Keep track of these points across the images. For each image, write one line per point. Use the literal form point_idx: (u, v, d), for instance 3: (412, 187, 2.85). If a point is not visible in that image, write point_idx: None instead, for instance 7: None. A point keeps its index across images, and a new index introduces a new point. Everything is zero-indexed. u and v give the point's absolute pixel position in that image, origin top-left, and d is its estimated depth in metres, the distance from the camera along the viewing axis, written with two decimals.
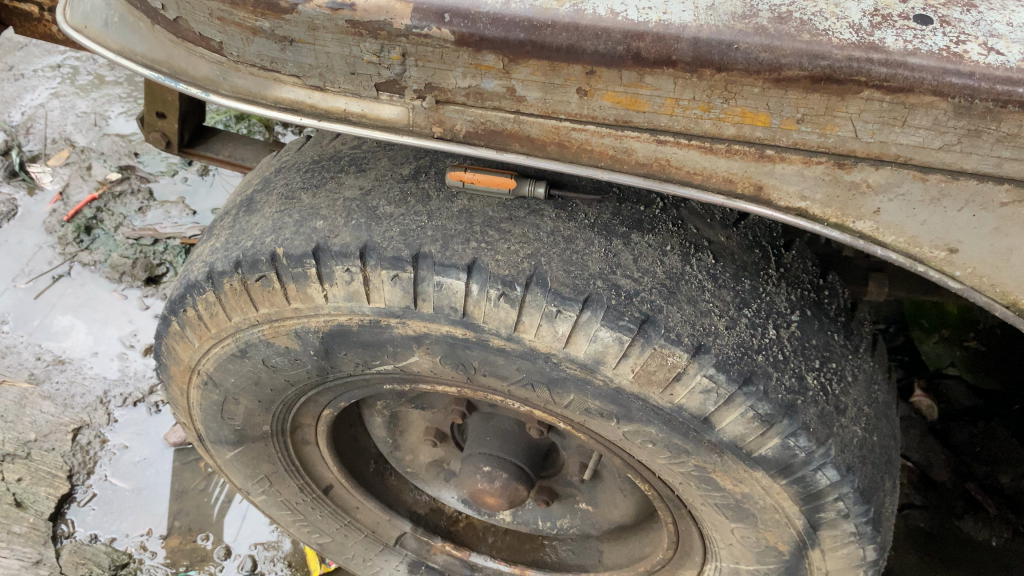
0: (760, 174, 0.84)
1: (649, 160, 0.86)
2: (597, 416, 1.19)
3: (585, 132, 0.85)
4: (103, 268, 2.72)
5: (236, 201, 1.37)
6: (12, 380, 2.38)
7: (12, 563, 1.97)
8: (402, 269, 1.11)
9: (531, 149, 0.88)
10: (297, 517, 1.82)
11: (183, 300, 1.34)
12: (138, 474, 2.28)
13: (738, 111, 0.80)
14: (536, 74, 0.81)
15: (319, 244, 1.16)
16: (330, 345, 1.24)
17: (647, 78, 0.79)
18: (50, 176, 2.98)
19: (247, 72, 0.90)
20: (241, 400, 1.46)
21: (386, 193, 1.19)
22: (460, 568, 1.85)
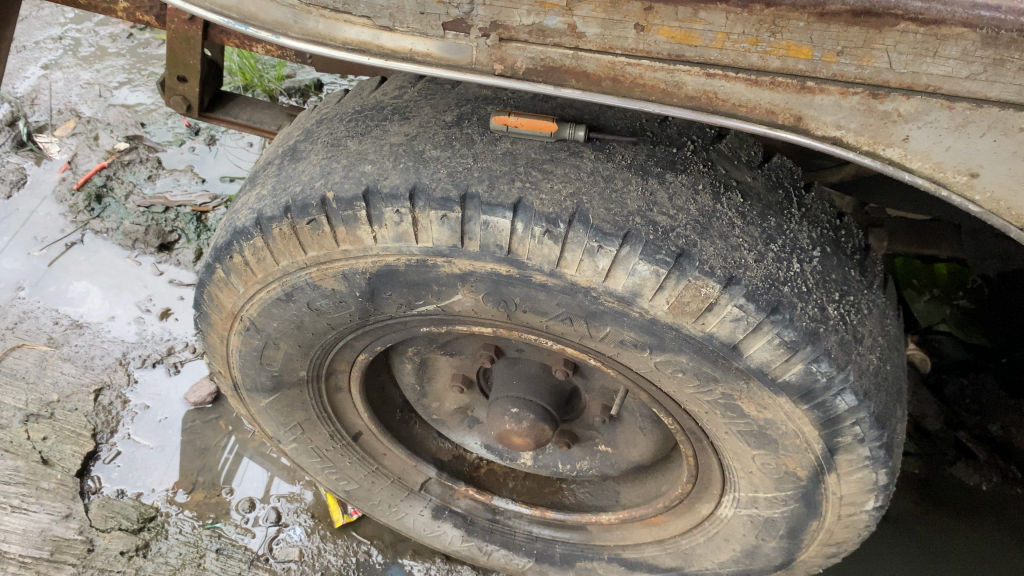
0: (800, 105, 0.92)
1: (697, 93, 0.93)
2: (630, 347, 1.26)
3: (640, 67, 0.92)
4: (116, 236, 2.75)
5: (279, 151, 1.43)
6: (32, 343, 2.44)
7: (43, 517, 2.06)
8: (450, 209, 1.18)
9: (587, 85, 0.95)
10: (327, 464, 1.89)
11: (230, 246, 1.40)
12: (161, 433, 2.34)
13: (783, 45, 0.87)
14: (597, 11, 0.88)
15: (369, 187, 1.22)
16: (376, 286, 1.31)
17: (701, 14, 0.86)
18: (57, 145, 3.01)
19: (318, 14, 0.97)
20: (281, 345, 1.53)
21: (431, 138, 1.24)
22: (482, 512, 1.94)
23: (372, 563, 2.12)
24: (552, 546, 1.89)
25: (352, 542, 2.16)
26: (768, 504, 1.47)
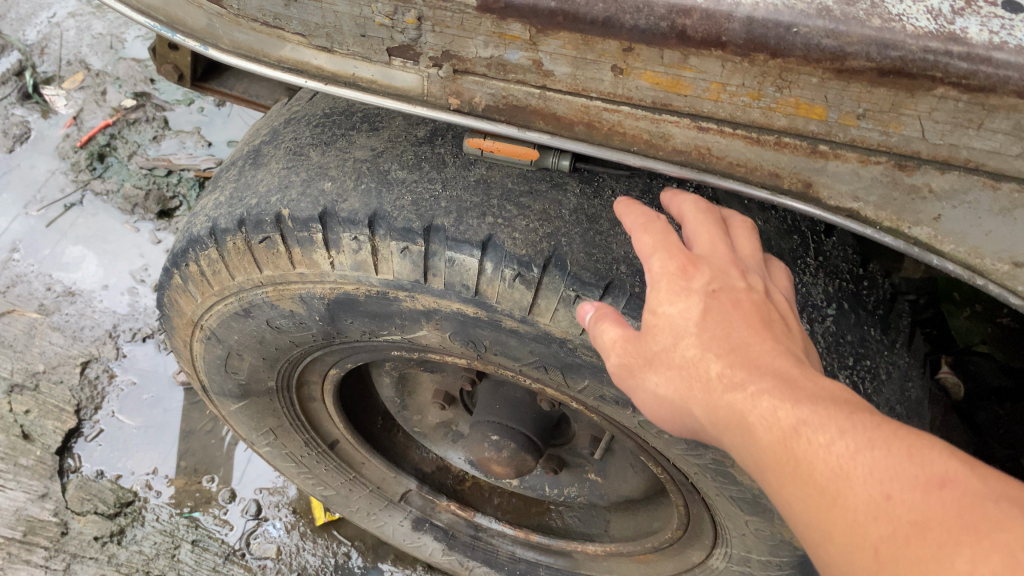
0: (810, 171, 0.76)
1: (687, 148, 0.77)
2: (612, 403, 1.12)
3: (619, 113, 0.76)
4: (116, 199, 2.66)
5: (243, 151, 1.30)
6: (22, 310, 2.37)
7: (19, 495, 2.00)
8: (412, 241, 1.04)
9: (556, 128, 0.79)
10: (302, 469, 1.79)
11: (186, 254, 1.28)
12: (146, 412, 2.27)
13: (791, 102, 0.71)
14: (566, 48, 0.72)
15: (326, 209, 1.09)
16: (336, 312, 1.18)
17: (691, 59, 0.70)
18: (63, 99, 2.93)
19: (248, 27, 0.82)
20: (245, 356, 1.41)
21: (399, 156, 1.10)
22: (465, 527, 1.83)
23: (352, 566, 2.05)
24: (537, 569, 1.77)
25: (332, 542, 2.08)
26: (761, 566, 1.34)
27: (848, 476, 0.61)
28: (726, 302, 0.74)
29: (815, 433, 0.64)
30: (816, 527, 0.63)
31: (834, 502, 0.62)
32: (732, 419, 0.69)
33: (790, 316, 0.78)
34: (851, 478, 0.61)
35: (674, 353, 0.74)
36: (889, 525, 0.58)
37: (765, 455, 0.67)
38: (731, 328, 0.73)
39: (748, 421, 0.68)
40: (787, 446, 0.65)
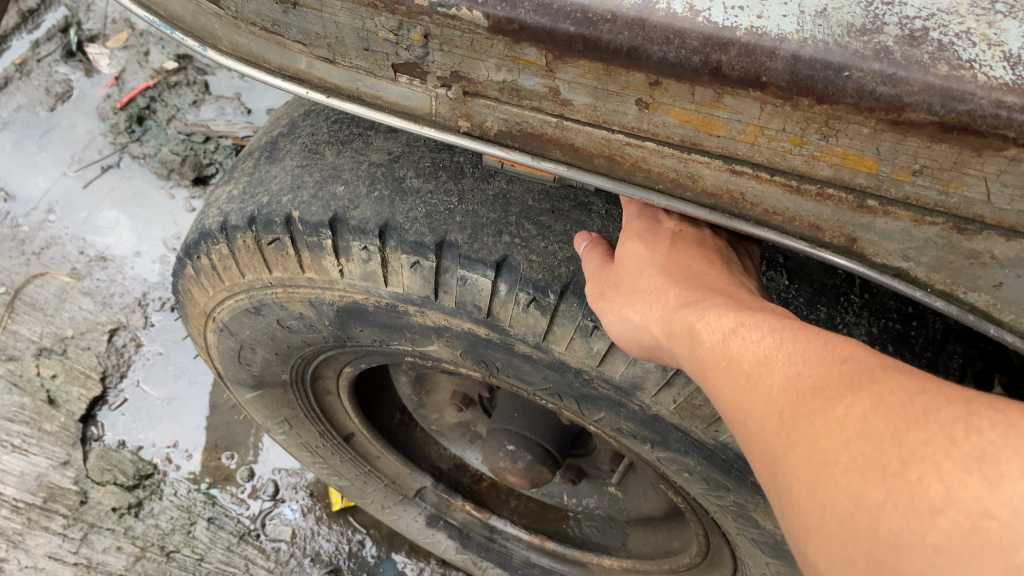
0: (856, 226, 0.67)
1: (718, 191, 0.69)
2: (630, 436, 1.06)
3: (642, 149, 0.68)
4: (153, 163, 2.64)
5: (261, 141, 1.24)
6: (55, 273, 2.38)
7: (42, 461, 2.01)
8: (423, 256, 0.98)
9: (574, 159, 0.72)
10: (317, 459, 1.76)
11: (198, 246, 1.23)
12: (170, 383, 2.29)
13: (838, 152, 0.62)
14: (586, 77, 0.65)
15: (337, 214, 1.03)
16: (346, 319, 1.13)
17: (725, 98, 0.62)
18: (106, 59, 2.91)
19: (247, 30, 0.75)
20: (257, 350, 1.37)
21: (416, 163, 1.03)
22: (479, 528, 1.80)
23: (366, 555, 2.04)
24: None
25: (347, 529, 2.08)
26: None
27: (770, 363, 0.66)
28: (691, 247, 0.86)
29: (748, 333, 0.70)
30: (737, 410, 0.67)
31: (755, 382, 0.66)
32: (686, 333, 0.77)
33: (759, 278, 0.89)
34: (771, 361, 0.66)
35: (642, 282, 0.85)
36: (794, 393, 0.62)
37: (704, 358, 0.73)
38: (698, 271, 0.84)
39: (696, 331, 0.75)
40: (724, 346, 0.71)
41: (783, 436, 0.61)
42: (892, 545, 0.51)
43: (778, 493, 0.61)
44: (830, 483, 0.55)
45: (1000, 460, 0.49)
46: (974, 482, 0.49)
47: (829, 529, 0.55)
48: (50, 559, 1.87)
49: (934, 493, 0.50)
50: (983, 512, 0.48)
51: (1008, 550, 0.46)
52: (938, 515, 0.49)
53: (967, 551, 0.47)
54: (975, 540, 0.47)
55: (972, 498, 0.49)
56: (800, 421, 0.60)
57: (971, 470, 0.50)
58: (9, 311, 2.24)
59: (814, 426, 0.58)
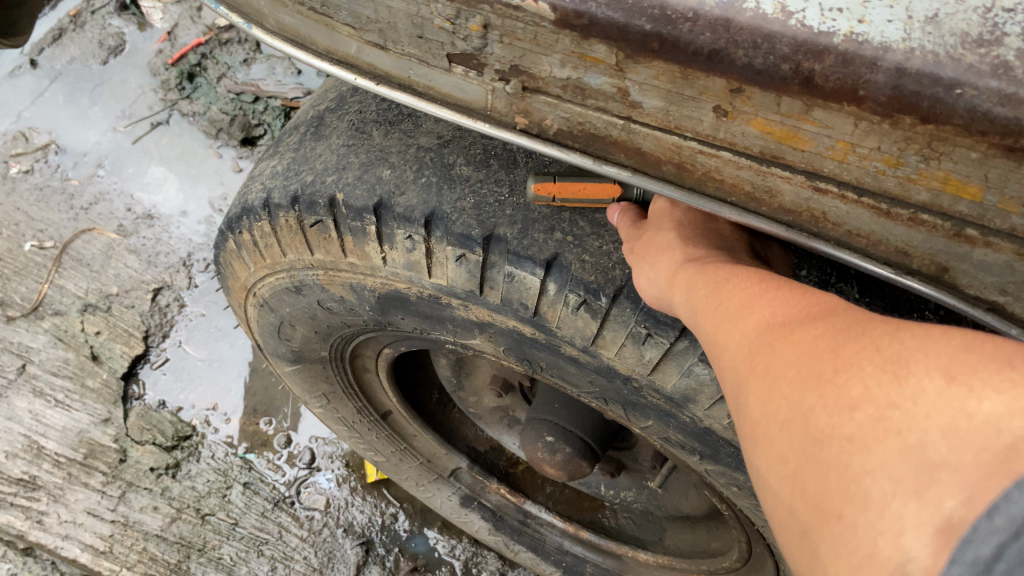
0: (949, 255, 0.61)
1: (797, 209, 0.63)
2: (678, 446, 1.01)
3: (717, 159, 0.62)
4: (201, 121, 2.62)
5: (307, 115, 1.19)
6: (102, 229, 2.39)
7: (83, 418, 2.06)
8: (470, 250, 0.93)
9: (639, 164, 0.66)
10: (353, 434, 1.74)
11: (240, 221, 1.19)
12: (212, 345, 2.28)
13: (938, 176, 0.55)
14: (660, 79, 0.59)
15: (382, 199, 0.98)
16: (387, 306, 1.09)
17: (816, 111, 0.56)
18: (160, 12, 2.87)
19: (295, 10, 0.70)
20: (297, 327, 1.35)
21: (466, 149, 0.97)
22: (513, 512, 1.77)
23: (398, 528, 2.02)
24: (583, 564, 1.72)
25: (380, 501, 2.06)
26: None
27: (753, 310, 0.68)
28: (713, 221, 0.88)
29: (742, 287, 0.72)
30: (721, 356, 0.69)
31: (738, 327, 0.68)
32: (687, 288, 0.78)
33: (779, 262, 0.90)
34: (755, 311, 0.68)
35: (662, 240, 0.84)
36: (766, 333, 0.65)
37: (703, 312, 0.75)
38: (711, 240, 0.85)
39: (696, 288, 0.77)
40: (720, 300, 0.73)
41: (750, 369, 0.63)
42: (817, 444, 0.53)
43: (741, 424, 0.63)
44: (778, 399, 0.58)
45: (913, 363, 0.51)
46: (887, 382, 0.51)
47: (773, 442, 0.57)
48: (89, 515, 1.94)
49: (855, 393, 0.52)
50: (891, 404, 0.50)
51: (903, 435, 0.48)
52: (856, 411, 0.52)
53: (874, 440, 0.49)
54: (882, 431, 0.49)
55: (885, 395, 0.51)
56: (765, 353, 0.63)
57: (886, 371, 0.52)
58: (56, 266, 2.29)
59: (776, 355, 0.61)
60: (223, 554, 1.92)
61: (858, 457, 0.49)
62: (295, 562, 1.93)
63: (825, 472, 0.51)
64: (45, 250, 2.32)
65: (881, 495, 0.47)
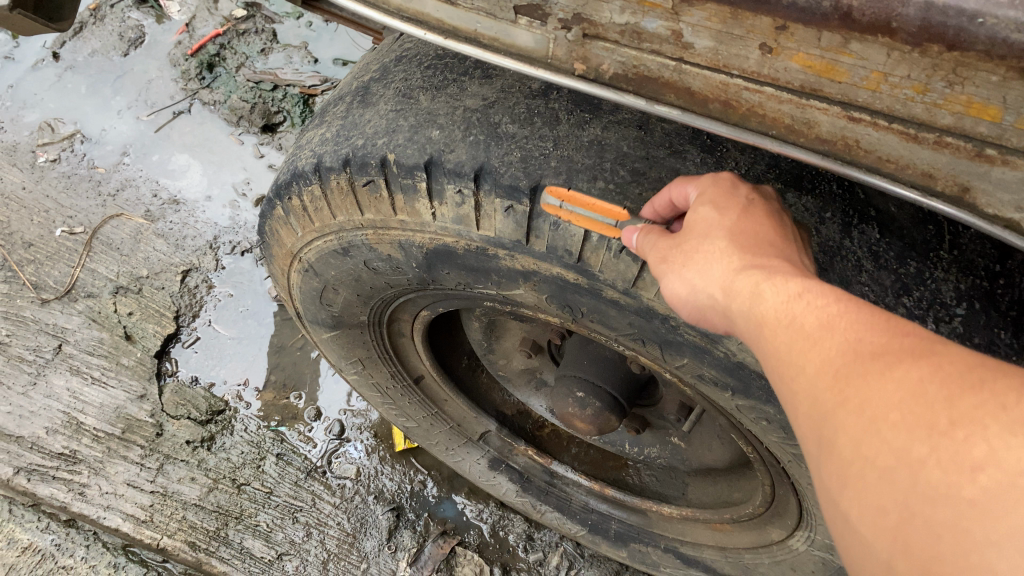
0: (971, 174, 0.68)
1: (833, 138, 0.70)
2: (710, 383, 1.08)
3: (761, 94, 0.70)
4: (222, 110, 2.69)
5: (352, 87, 1.26)
6: (130, 214, 2.46)
7: (120, 394, 2.14)
8: (518, 201, 1.00)
9: (689, 103, 0.73)
10: (386, 400, 1.81)
11: (289, 187, 1.26)
12: (241, 323, 2.36)
13: (962, 100, 0.63)
14: (712, 21, 0.66)
15: (432, 157, 1.05)
16: (433, 261, 1.17)
17: (853, 44, 0.63)
18: (177, 5, 2.97)
19: None
20: (340, 290, 1.42)
21: (511, 109, 1.04)
22: (540, 473, 1.85)
23: (427, 495, 2.10)
24: (608, 521, 1.80)
25: (409, 469, 2.14)
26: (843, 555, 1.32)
27: (826, 326, 0.70)
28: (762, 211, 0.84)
29: (807, 296, 0.73)
30: (786, 367, 0.72)
31: (811, 338, 0.71)
32: (740, 289, 0.77)
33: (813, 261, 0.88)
34: (829, 322, 0.70)
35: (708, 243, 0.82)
36: (852, 356, 0.67)
37: (760, 315, 0.75)
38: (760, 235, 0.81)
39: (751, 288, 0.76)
40: (784, 306, 0.73)
41: (836, 392, 0.67)
42: (931, 497, 0.58)
43: (823, 436, 0.67)
44: (878, 437, 0.62)
45: None
46: (1006, 442, 0.57)
47: (871, 480, 0.62)
48: (129, 486, 2.00)
49: (976, 451, 0.58)
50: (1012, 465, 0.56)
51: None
52: (977, 471, 0.57)
53: (995, 500, 0.55)
54: (1003, 491, 0.55)
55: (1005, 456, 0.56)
56: (852, 379, 0.66)
57: (1007, 432, 0.58)
58: (87, 251, 2.36)
59: (868, 386, 0.65)
60: (260, 521, 2.00)
61: (978, 513, 0.56)
62: (330, 527, 2.02)
63: (939, 522, 0.57)
64: (75, 235, 2.39)
65: (995, 550, 0.54)
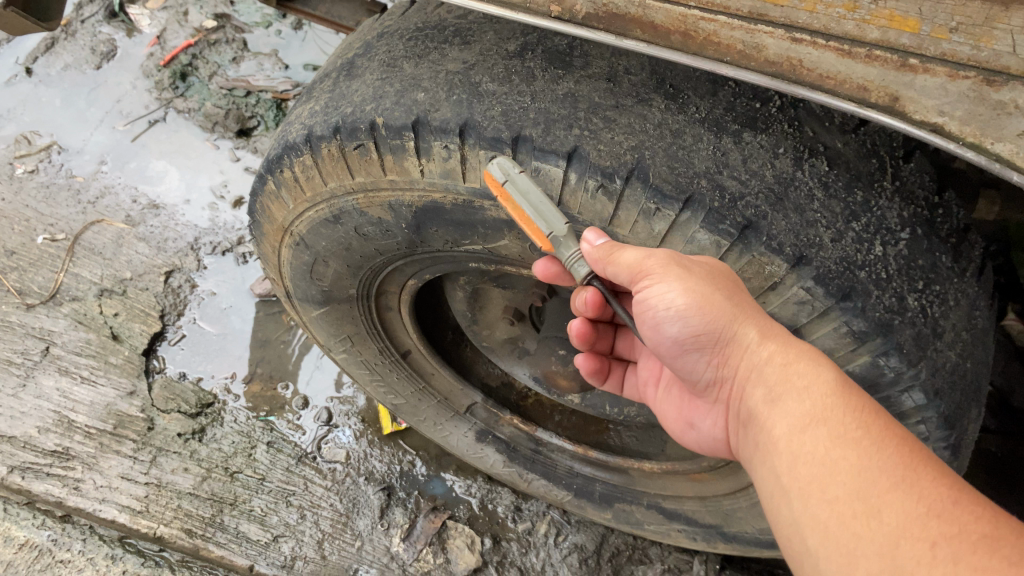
0: (898, 84, 0.77)
1: (779, 59, 0.81)
2: None
3: (715, 23, 0.82)
4: (197, 117, 2.78)
5: (337, 64, 1.35)
6: (111, 220, 2.51)
7: (109, 391, 2.15)
8: (501, 150, 1.10)
9: (653, 36, 0.86)
10: (374, 377, 1.87)
11: (281, 160, 1.34)
12: (225, 320, 2.43)
13: (885, 14, 0.74)
14: None
15: (418, 117, 1.13)
16: (422, 220, 1.25)
17: None
18: (147, 19, 3.07)
19: None
20: (330, 263, 1.48)
21: (489, 69, 1.14)
22: (525, 441, 1.93)
23: (415, 474, 2.17)
24: (592, 484, 1.88)
25: (397, 450, 2.21)
26: None
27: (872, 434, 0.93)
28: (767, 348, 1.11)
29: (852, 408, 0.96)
30: (839, 452, 0.92)
31: (881, 474, 0.88)
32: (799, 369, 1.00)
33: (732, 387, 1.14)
34: (877, 441, 0.92)
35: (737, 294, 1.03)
36: (897, 458, 0.89)
37: (820, 404, 0.97)
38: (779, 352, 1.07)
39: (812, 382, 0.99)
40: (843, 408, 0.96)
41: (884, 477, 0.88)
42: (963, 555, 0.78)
43: (865, 505, 0.86)
44: (917, 516, 0.83)
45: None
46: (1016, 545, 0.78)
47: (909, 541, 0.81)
48: (124, 479, 2.00)
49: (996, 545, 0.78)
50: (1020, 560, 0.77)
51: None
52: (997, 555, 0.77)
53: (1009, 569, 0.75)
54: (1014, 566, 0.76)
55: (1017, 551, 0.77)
56: (902, 474, 0.87)
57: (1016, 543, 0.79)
58: (70, 256, 2.39)
59: (914, 482, 0.86)
60: (254, 506, 2.03)
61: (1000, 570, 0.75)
62: (323, 508, 2.06)
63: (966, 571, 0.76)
64: (57, 242, 2.42)
65: None
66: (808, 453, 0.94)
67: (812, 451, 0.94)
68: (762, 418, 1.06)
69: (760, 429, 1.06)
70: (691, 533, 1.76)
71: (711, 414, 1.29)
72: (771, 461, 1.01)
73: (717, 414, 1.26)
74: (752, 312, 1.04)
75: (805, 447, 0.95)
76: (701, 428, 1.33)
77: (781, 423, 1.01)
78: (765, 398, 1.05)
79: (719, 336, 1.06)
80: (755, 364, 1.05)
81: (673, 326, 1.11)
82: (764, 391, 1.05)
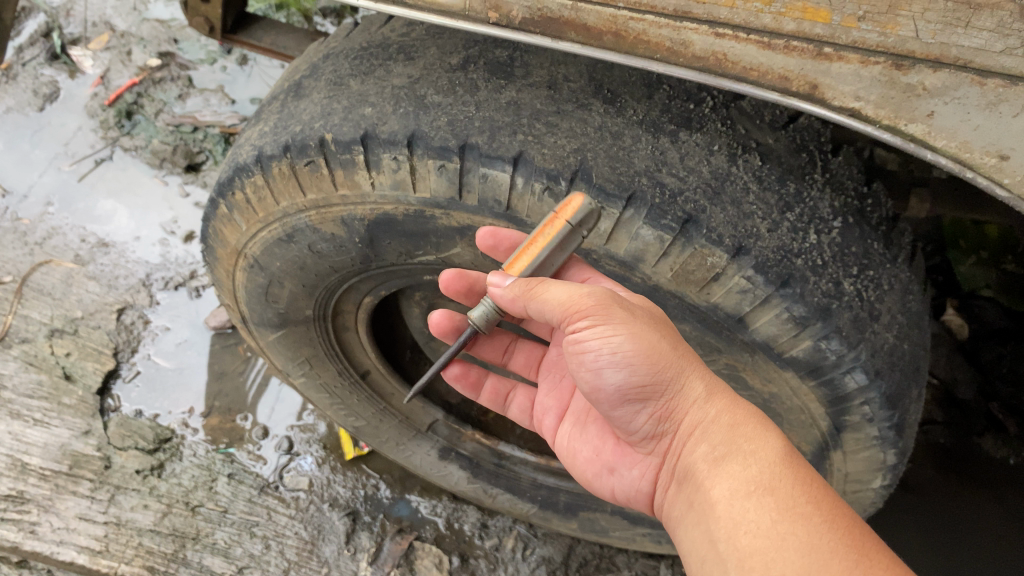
0: (816, 72, 0.82)
1: (706, 54, 0.86)
2: None
3: (643, 22, 0.87)
4: (144, 154, 2.78)
5: (285, 86, 1.38)
6: (59, 260, 2.48)
7: (63, 432, 2.11)
8: (448, 159, 1.13)
9: (587, 38, 0.91)
10: (334, 400, 1.87)
11: (232, 182, 1.36)
12: (180, 355, 2.41)
13: (800, 6, 0.79)
14: None
15: (367, 131, 1.16)
16: (375, 233, 1.28)
17: None
18: (90, 59, 3.07)
19: None
20: (285, 284, 1.49)
21: (434, 82, 1.18)
22: (488, 456, 1.95)
23: (380, 497, 2.17)
24: (556, 494, 1.90)
25: (361, 475, 2.21)
26: None
27: (820, 504, 0.97)
28: None
29: (799, 473, 1.00)
30: (785, 516, 0.95)
31: (828, 547, 0.91)
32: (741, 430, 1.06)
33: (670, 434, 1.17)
34: (824, 508, 0.96)
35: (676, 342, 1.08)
36: (846, 533, 0.93)
37: (768, 465, 1.01)
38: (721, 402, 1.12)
39: (759, 448, 1.03)
40: (792, 473, 1.00)
41: (832, 547, 0.91)
42: None
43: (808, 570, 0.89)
44: None
45: None
46: None
47: None
48: (81, 520, 1.96)
49: None
50: None
51: None
52: None
53: None
54: None
55: None
56: (848, 548, 0.91)
57: None
58: (18, 298, 2.35)
59: (860, 556, 0.90)
60: (217, 539, 2.00)
61: None
62: (287, 537, 2.05)
63: None
64: (3, 285, 2.38)
65: None
66: (751, 523, 0.97)
67: (756, 520, 0.96)
68: (701, 478, 1.09)
69: (697, 487, 1.09)
70: (655, 535, 1.82)
71: (638, 466, 1.32)
72: (707, 525, 1.03)
73: (647, 466, 1.29)
74: (696, 367, 1.09)
75: (748, 516, 0.98)
76: (625, 477, 1.35)
77: (721, 484, 1.04)
78: (707, 456, 1.09)
79: (662, 390, 1.10)
80: (700, 421, 1.10)
81: (610, 377, 1.12)
82: (707, 450, 1.09)
